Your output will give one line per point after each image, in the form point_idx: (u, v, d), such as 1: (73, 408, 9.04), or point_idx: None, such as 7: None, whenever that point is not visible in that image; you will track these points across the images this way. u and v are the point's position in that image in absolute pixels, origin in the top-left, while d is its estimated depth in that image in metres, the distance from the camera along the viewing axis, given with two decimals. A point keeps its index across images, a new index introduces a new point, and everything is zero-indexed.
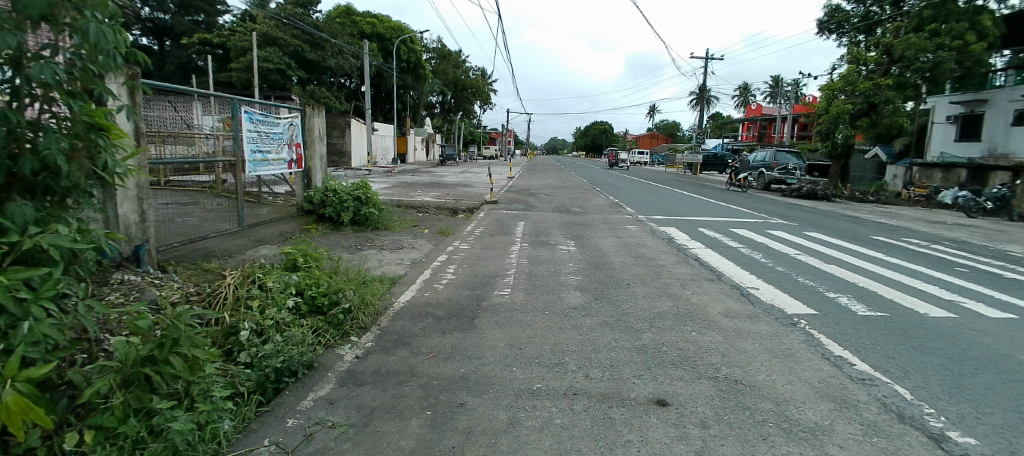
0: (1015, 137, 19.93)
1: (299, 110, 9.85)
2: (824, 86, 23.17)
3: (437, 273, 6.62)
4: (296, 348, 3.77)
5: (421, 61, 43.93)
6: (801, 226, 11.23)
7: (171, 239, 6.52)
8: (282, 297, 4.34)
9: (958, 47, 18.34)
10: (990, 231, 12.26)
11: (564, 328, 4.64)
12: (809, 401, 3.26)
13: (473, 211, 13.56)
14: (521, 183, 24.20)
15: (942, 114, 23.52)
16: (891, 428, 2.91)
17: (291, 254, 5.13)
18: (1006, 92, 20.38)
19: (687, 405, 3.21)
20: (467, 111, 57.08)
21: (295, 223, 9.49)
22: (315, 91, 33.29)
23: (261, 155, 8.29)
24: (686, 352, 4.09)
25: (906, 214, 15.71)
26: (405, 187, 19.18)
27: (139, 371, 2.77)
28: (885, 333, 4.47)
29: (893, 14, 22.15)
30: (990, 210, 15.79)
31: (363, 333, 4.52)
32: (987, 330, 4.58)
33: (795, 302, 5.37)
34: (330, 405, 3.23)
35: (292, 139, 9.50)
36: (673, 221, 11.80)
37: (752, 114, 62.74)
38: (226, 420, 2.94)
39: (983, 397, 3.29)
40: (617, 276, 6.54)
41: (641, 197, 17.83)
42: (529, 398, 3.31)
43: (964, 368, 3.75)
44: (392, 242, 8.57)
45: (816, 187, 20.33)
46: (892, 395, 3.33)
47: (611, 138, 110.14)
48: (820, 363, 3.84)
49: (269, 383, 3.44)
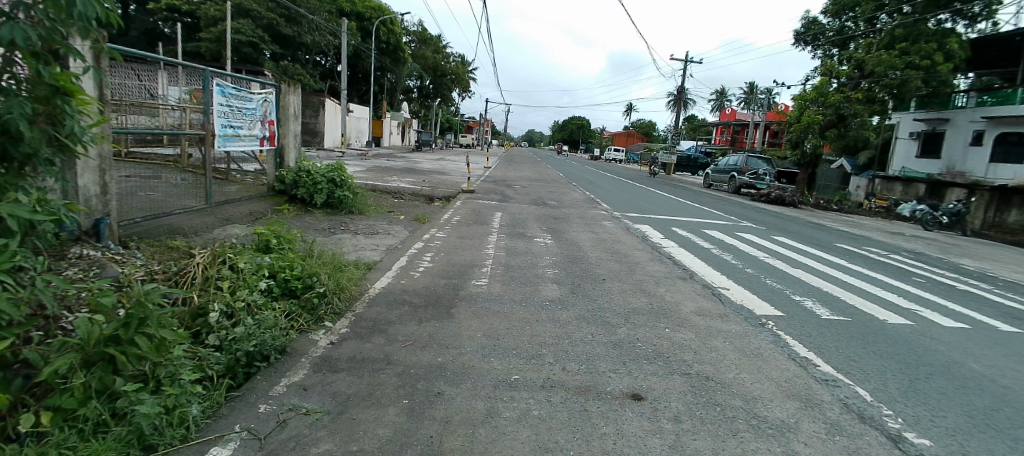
0: (972, 157, 20.96)
1: (274, 86, 9.56)
2: (797, 95, 23.92)
3: (413, 259, 6.57)
4: (268, 331, 3.68)
5: (400, 44, 43.15)
6: (770, 231, 11.56)
7: (133, 214, 6.24)
8: (254, 279, 4.22)
9: (926, 67, 19.15)
10: (944, 244, 12.96)
11: (541, 320, 4.68)
12: (776, 399, 3.39)
13: (449, 199, 13.44)
14: (498, 174, 24.12)
15: (906, 130, 24.66)
16: (853, 428, 3.06)
17: (263, 235, 4.99)
18: (966, 113, 21.38)
19: (661, 400, 3.28)
20: (446, 98, 56.46)
21: (266, 203, 9.22)
22: (289, 67, 32.30)
23: (233, 130, 8.08)
24: (660, 348, 4.19)
25: (868, 224, 16.38)
26: (380, 172, 18.87)
27: (102, 351, 2.64)
28: (846, 336, 4.68)
29: (866, 31, 22.74)
30: (945, 224, 16.69)
31: (337, 319, 4.43)
32: (942, 338, 4.86)
33: (763, 303, 5.55)
34: (304, 392, 3.16)
35: (265, 116, 9.23)
36: (648, 219, 11.98)
37: (727, 119, 64.70)
38: (194, 404, 2.83)
39: (937, 401, 3.49)
40: (593, 271, 6.62)
41: (616, 195, 18.05)
42: (507, 389, 3.32)
43: (919, 372, 3.96)
44: (367, 228, 8.41)
45: (784, 193, 20.95)
46: (854, 396, 3.49)
47: (588, 134, 111.33)
48: (787, 363, 3.99)
49: (240, 366, 3.34)
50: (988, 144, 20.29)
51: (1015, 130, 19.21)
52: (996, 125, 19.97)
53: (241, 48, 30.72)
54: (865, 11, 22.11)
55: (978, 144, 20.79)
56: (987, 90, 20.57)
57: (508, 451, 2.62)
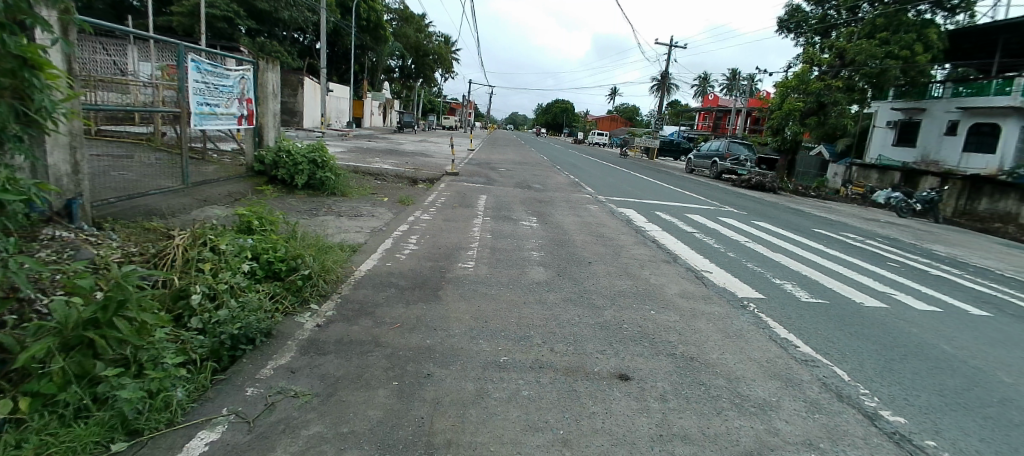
0: (946, 146, 21.55)
1: (252, 63, 9.27)
2: (779, 82, 24.19)
3: (399, 242, 6.51)
4: (252, 314, 3.62)
5: (382, 22, 42.06)
6: (751, 216, 11.74)
7: (107, 195, 6.03)
8: (237, 261, 4.14)
9: (905, 57, 19.51)
10: (916, 230, 13.39)
11: (529, 302, 4.71)
12: (758, 379, 3.48)
13: (433, 181, 13.30)
14: (482, 156, 23.98)
15: (883, 119, 25.17)
16: (831, 406, 3.17)
17: (245, 216, 4.89)
18: (942, 103, 21.90)
19: (647, 380, 3.35)
20: (428, 79, 55.51)
21: (246, 184, 9.02)
22: (265, 44, 31.31)
23: (209, 108, 7.82)
24: (646, 329, 4.26)
25: (844, 210, 16.81)
26: (362, 153, 18.59)
27: (81, 335, 2.56)
28: (824, 319, 4.82)
29: (848, 20, 23.02)
30: (919, 211, 17.18)
31: (323, 301, 4.39)
32: (915, 320, 5.05)
33: (745, 286, 5.68)
34: (292, 375, 3.13)
35: (243, 94, 8.97)
36: (632, 203, 12.06)
37: (710, 104, 65.30)
38: (179, 388, 2.78)
39: (910, 380, 3.64)
40: (579, 254, 6.67)
41: (600, 178, 18.15)
42: (496, 370, 3.34)
43: (895, 354, 4.11)
44: (350, 209, 8.28)
45: (765, 179, 21.34)
46: (832, 375, 3.62)
47: (572, 117, 111.11)
48: (769, 344, 4.10)
49: (225, 350, 3.29)
50: (962, 134, 20.89)
51: (988, 121, 19.82)
52: (971, 116, 20.51)
53: (215, 23, 29.63)
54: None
55: (952, 134, 21.40)
56: (963, 81, 21.11)
57: (499, 431, 2.65)
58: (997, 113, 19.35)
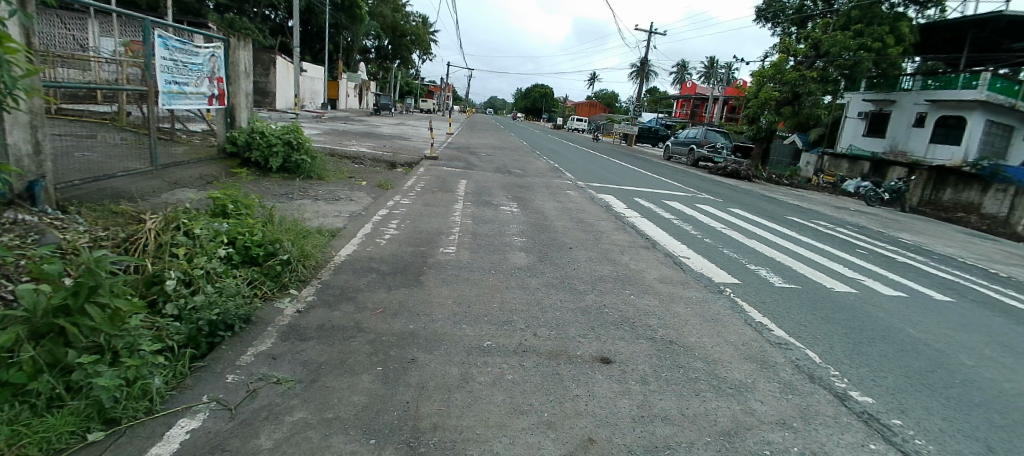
0: (914, 137, 22.31)
1: (223, 40, 8.93)
2: (755, 71, 24.56)
3: (379, 227, 6.44)
4: (231, 300, 3.55)
5: (358, 0, 40.90)
6: (727, 203, 11.98)
7: (70, 177, 5.78)
8: (213, 246, 4.03)
9: (877, 49, 20.03)
10: (882, 218, 13.90)
11: (511, 287, 4.73)
12: (734, 361, 3.60)
13: (412, 166, 13.13)
14: (461, 141, 23.77)
15: (854, 110, 25.85)
16: (803, 387, 3.31)
17: (220, 200, 4.75)
18: (911, 95, 22.61)
19: (628, 363, 3.43)
20: (405, 60, 54.40)
21: (218, 166, 8.74)
22: (235, 20, 30.17)
23: (178, 87, 7.55)
24: (626, 313, 4.34)
25: (815, 198, 17.30)
26: (339, 135, 18.22)
27: (51, 323, 2.46)
28: (796, 303, 4.98)
29: (824, 11, 23.42)
30: (886, 200, 17.81)
31: (303, 287, 4.32)
32: (881, 305, 5.28)
33: (721, 272, 5.82)
34: (274, 361, 3.09)
35: (213, 72, 8.64)
36: (611, 189, 12.17)
37: (688, 92, 66.01)
38: (156, 376, 2.71)
39: (876, 362, 3.82)
40: (560, 239, 6.72)
41: (579, 164, 18.20)
42: (480, 355, 3.36)
43: (862, 337, 4.29)
44: (328, 193, 8.12)
45: (740, 167, 21.78)
46: (804, 357, 3.76)
47: (551, 103, 110.84)
48: (744, 328, 4.23)
49: (202, 336, 3.22)
50: (928, 126, 21.66)
51: (954, 114, 20.67)
52: (938, 108, 21.28)
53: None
54: None
55: (920, 126, 22.16)
56: (931, 74, 21.80)
57: (484, 415, 2.68)
58: (964, 106, 20.20)
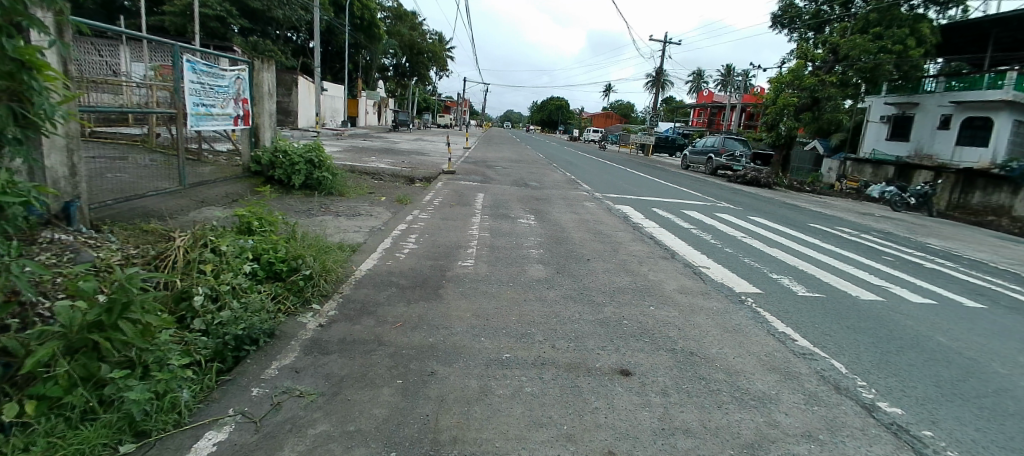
0: (940, 140, 21.71)
1: (247, 63, 9.26)
2: (773, 78, 24.31)
3: (398, 241, 6.54)
4: (255, 315, 3.64)
5: (376, 20, 41.80)
6: (747, 212, 11.80)
7: (104, 197, 6.02)
8: (238, 262, 4.14)
9: (899, 51, 19.67)
10: (909, 224, 13.53)
11: (529, 299, 4.75)
12: (757, 372, 3.54)
13: (430, 180, 13.30)
14: (478, 154, 24.00)
15: (877, 113, 25.31)
16: (830, 398, 3.22)
17: (244, 217, 4.89)
18: (935, 97, 22.04)
19: (648, 375, 3.40)
20: (422, 77, 55.35)
21: (243, 184, 8.99)
22: (259, 43, 31.16)
23: (205, 109, 7.80)
24: (645, 325, 4.30)
25: (839, 205, 16.94)
26: (358, 152, 18.59)
27: (86, 338, 2.56)
28: (821, 312, 4.89)
29: (842, 15, 23.12)
30: (913, 205, 17.34)
31: (324, 301, 4.40)
32: (910, 313, 5.13)
33: (742, 281, 5.73)
34: (296, 374, 3.15)
35: (238, 94, 8.95)
36: (628, 200, 12.12)
37: (705, 100, 65.65)
38: (184, 390, 2.79)
39: (908, 372, 3.70)
40: (577, 251, 6.71)
41: (596, 176, 18.16)
42: (498, 367, 3.37)
43: (891, 346, 4.18)
44: (348, 209, 8.28)
45: (759, 174, 21.49)
46: (830, 368, 3.68)
47: (567, 114, 111.19)
48: (767, 338, 4.15)
49: (229, 350, 3.30)
50: (955, 128, 21.07)
51: (980, 115, 20.08)
52: (964, 109, 20.72)
53: (208, 23, 29.26)
54: None
55: (945, 128, 21.57)
56: (955, 75, 21.27)
57: (504, 428, 2.68)
58: (990, 106, 19.62)
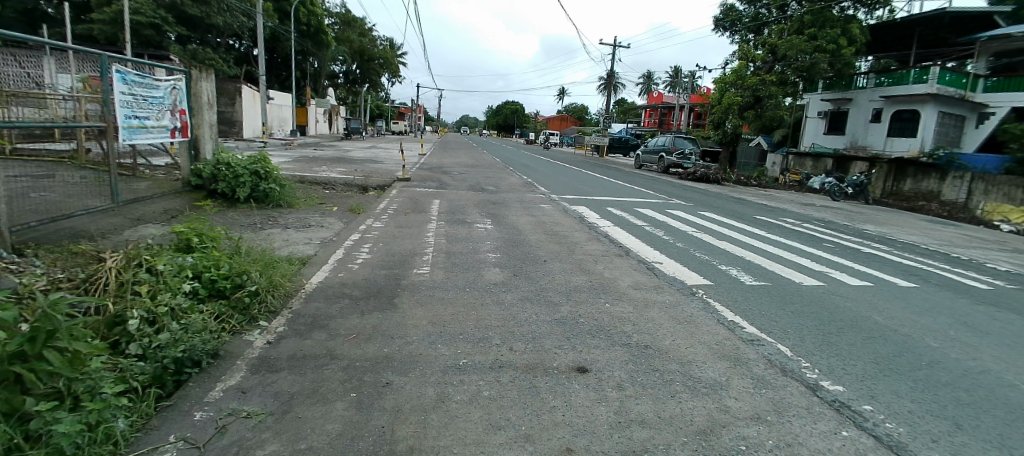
0: (873, 132, 23.26)
1: (183, 72, 8.83)
2: (718, 78, 25.39)
3: (351, 251, 6.39)
4: (197, 336, 3.47)
5: (323, 26, 40.76)
6: (698, 207, 12.24)
7: (27, 218, 5.58)
8: (176, 282, 3.92)
9: (833, 50, 21.01)
10: (846, 212, 14.44)
11: (486, 304, 4.74)
12: (708, 360, 3.67)
13: (384, 188, 13.09)
14: (434, 161, 23.79)
15: (814, 109, 26.85)
16: (776, 381, 3.38)
17: (183, 234, 4.66)
18: (867, 92, 23.56)
19: (605, 371, 3.45)
20: (374, 83, 54.34)
21: (183, 199, 8.53)
22: (199, 51, 29.75)
23: (139, 121, 7.34)
24: (602, 322, 4.38)
25: (783, 197, 17.86)
26: (308, 162, 18.05)
27: (6, 370, 2.35)
28: (768, 299, 5.14)
29: (779, 17, 24.43)
30: (851, 194, 18.49)
31: (273, 317, 4.22)
32: (849, 295, 5.47)
33: (693, 274, 5.95)
34: (243, 395, 3.01)
35: (175, 104, 8.53)
36: (583, 200, 12.33)
37: (654, 101, 67.90)
38: (120, 419, 2.61)
39: (847, 351, 3.94)
40: (534, 253, 6.76)
41: (552, 178, 18.35)
42: (456, 373, 3.34)
43: (832, 328, 4.43)
44: (298, 221, 8.03)
45: (709, 171, 22.34)
46: (776, 352, 3.86)
47: (522, 118, 112.08)
48: (717, 327, 4.32)
49: (169, 375, 3.12)
50: (886, 121, 22.63)
51: (909, 108, 21.60)
52: (892, 103, 22.26)
53: (141, 31, 27.70)
54: None
55: (877, 121, 23.13)
56: (884, 72, 22.76)
57: (461, 434, 2.66)
58: (917, 99, 21.12)
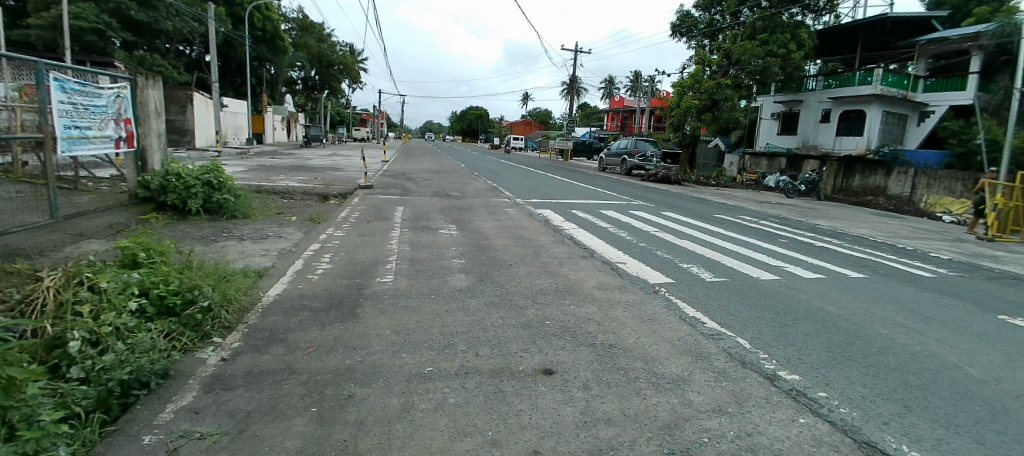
0: (823, 132, 24.46)
1: (128, 79, 8.44)
2: (676, 82, 26.17)
3: (310, 262, 6.22)
4: (145, 355, 3.29)
5: (280, 31, 39.70)
6: (660, 208, 12.54)
7: None
8: (121, 300, 3.72)
9: (783, 54, 21.98)
10: (799, 208, 15.09)
11: (451, 310, 4.70)
12: (671, 357, 3.75)
13: (346, 196, 12.84)
14: (397, 167, 23.51)
15: (767, 111, 28.02)
16: (735, 373, 3.49)
17: (128, 249, 4.43)
18: (816, 94, 24.76)
19: (570, 372, 3.48)
20: (334, 90, 53.27)
21: (129, 212, 8.11)
22: (146, 58, 28.43)
23: (79, 132, 6.96)
24: (567, 323, 4.41)
25: (740, 196, 18.52)
26: (266, 171, 17.50)
27: None
28: (727, 295, 5.31)
29: (732, 23, 25.40)
30: (804, 191, 19.34)
31: (227, 333, 4.05)
32: (803, 287, 5.72)
33: (655, 273, 6.09)
34: (196, 415, 2.88)
35: (119, 114, 8.16)
36: (549, 204, 12.42)
37: (616, 105, 69.30)
38: (61, 447, 2.44)
39: (801, 341, 4.11)
40: (500, 258, 6.76)
41: (518, 182, 18.42)
42: (421, 382, 3.30)
43: (787, 319, 4.61)
44: (255, 232, 7.78)
45: (669, 172, 22.95)
46: (735, 345, 3.98)
47: (487, 123, 112.22)
48: (679, 323, 4.43)
49: (114, 398, 2.94)
50: (834, 121, 23.84)
51: (855, 108, 22.80)
52: (840, 104, 23.46)
53: (82, 36, 26.24)
54: (730, 6, 24.67)
55: (827, 121, 24.34)
56: (832, 75, 23.97)
57: (427, 443, 2.62)
58: (862, 100, 22.31)
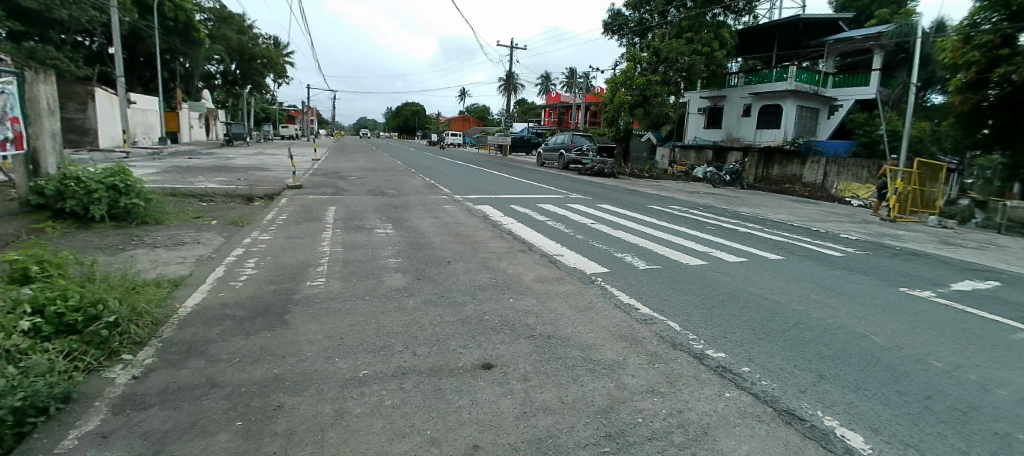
0: (745, 126, 26.16)
1: (14, 73, 7.55)
2: (609, 78, 26.98)
3: (233, 268, 5.85)
4: (41, 379, 2.96)
5: (195, 22, 36.81)
6: (597, 200, 12.91)
7: None
8: (9, 320, 3.32)
9: (708, 52, 23.33)
10: (724, 197, 16.08)
11: (388, 311, 4.58)
12: (607, 343, 3.89)
13: (273, 197, 12.17)
14: (329, 166, 22.57)
15: (694, 106, 29.55)
16: (666, 355, 3.67)
17: (17, 262, 3.96)
18: (738, 90, 26.39)
19: (510, 364, 3.51)
20: (257, 85, 50.16)
21: (17, 222, 7.24)
22: (36, 49, 25.41)
23: None
24: (505, 317, 4.44)
25: (671, 187, 19.45)
26: (182, 172, 16.20)
27: None
28: (659, 281, 5.56)
29: (660, 23, 26.55)
30: (728, 181, 20.63)
31: (140, 349, 3.73)
32: (727, 271, 6.10)
33: (592, 263, 6.27)
34: (103, 440, 2.63)
35: (4, 111, 7.31)
36: (488, 199, 12.43)
37: (553, 101, 70.36)
38: None
39: (726, 320, 4.39)
40: (437, 255, 6.68)
41: (456, 178, 18.27)
42: (356, 386, 3.20)
43: (713, 301, 4.91)
44: (169, 238, 7.21)
45: (605, 166, 23.68)
46: (667, 328, 4.19)
47: (424, 119, 110.31)
48: (614, 311, 4.59)
49: (5, 428, 2.62)
50: (755, 116, 25.56)
51: (773, 103, 24.51)
52: (760, 100, 25.18)
53: None
54: (658, 6, 25.75)
55: (748, 116, 26.06)
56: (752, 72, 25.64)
57: (364, 447, 2.55)
58: (779, 96, 24.04)
